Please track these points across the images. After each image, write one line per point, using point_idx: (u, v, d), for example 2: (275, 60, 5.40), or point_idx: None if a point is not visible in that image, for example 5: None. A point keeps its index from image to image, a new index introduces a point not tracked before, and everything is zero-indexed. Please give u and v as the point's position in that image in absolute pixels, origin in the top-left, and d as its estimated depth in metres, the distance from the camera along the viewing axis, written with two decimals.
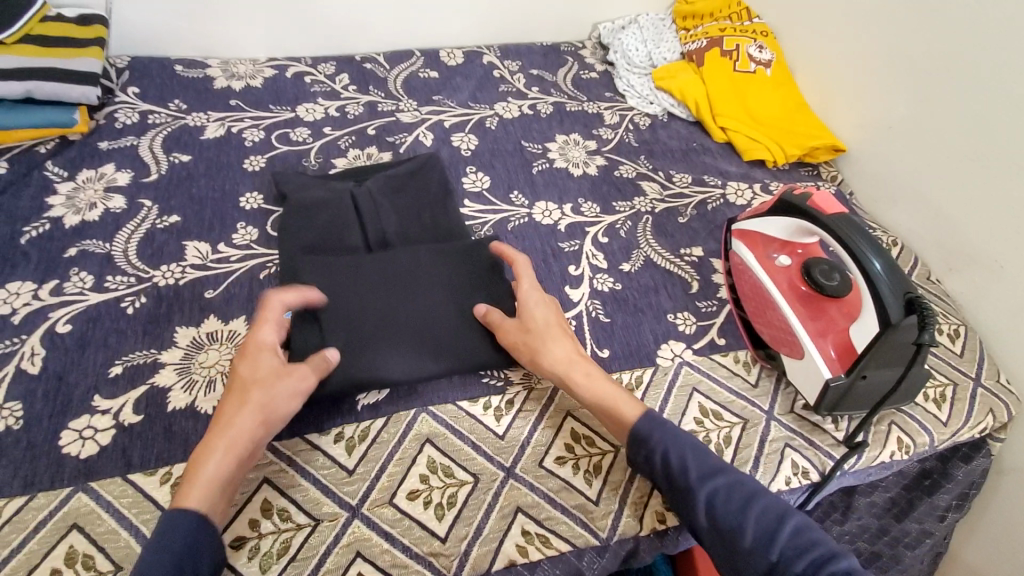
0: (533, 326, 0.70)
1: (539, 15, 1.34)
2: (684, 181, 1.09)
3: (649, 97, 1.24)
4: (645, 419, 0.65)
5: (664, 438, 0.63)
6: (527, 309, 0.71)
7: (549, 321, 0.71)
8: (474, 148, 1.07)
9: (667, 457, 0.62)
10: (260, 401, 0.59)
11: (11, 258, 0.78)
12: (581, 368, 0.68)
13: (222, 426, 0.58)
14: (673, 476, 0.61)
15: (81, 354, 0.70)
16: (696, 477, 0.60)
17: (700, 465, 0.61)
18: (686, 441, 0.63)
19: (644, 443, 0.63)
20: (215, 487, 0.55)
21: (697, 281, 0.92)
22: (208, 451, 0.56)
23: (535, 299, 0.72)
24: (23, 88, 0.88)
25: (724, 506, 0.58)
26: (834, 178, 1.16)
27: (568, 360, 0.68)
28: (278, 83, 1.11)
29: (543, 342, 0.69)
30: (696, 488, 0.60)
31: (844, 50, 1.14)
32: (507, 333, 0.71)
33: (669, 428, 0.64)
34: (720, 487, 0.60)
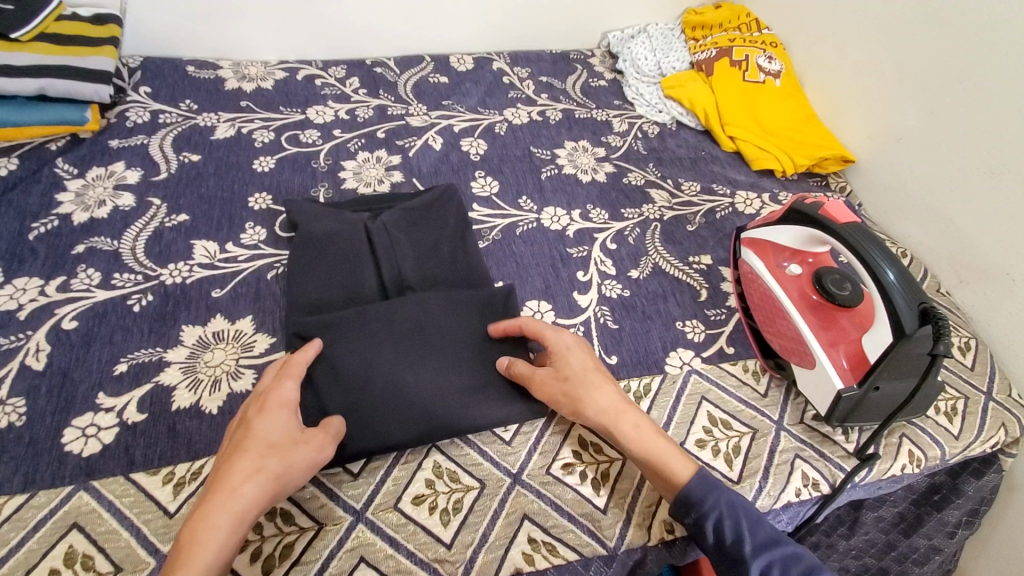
0: (570, 375, 0.66)
1: (549, 23, 1.35)
2: (693, 189, 1.09)
3: (658, 105, 1.24)
4: (698, 477, 0.62)
5: (717, 503, 0.61)
6: (562, 356, 0.68)
7: (585, 367, 0.67)
8: (483, 153, 1.07)
9: (722, 527, 0.60)
10: (274, 469, 0.54)
11: (18, 253, 0.78)
12: (627, 417, 0.65)
13: (226, 494, 0.52)
14: (726, 546, 0.60)
15: (86, 351, 0.70)
16: (752, 549, 0.59)
17: (756, 535, 0.60)
18: (739, 507, 0.61)
19: (698, 508, 0.61)
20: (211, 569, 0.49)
21: (706, 289, 0.92)
22: (210, 524, 0.51)
23: (572, 344, 0.69)
24: (36, 85, 0.88)
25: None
26: (843, 188, 1.16)
27: (613, 411, 0.65)
28: (289, 86, 1.12)
29: (585, 393, 0.65)
30: (751, 562, 0.59)
31: (855, 61, 1.14)
32: (543, 384, 0.67)
33: (724, 492, 0.62)
34: (776, 560, 0.59)
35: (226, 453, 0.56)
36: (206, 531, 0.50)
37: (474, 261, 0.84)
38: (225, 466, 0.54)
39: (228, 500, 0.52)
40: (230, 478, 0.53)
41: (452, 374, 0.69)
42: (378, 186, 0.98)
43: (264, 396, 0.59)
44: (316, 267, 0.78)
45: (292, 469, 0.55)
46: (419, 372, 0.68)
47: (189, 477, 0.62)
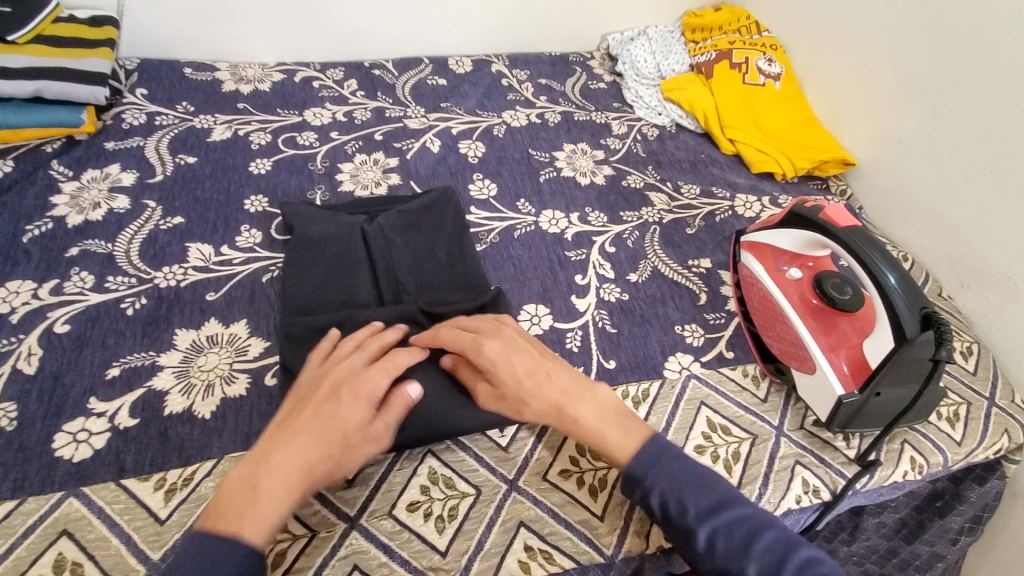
0: (504, 392, 0.62)
1: (548, 25, 1.35)
2: (692, 192, 1.08)
3: (658, 108, 1.24)
4: (641, 455, 0.59)
5: (658, 477, 0.58)
6: (493, 372, 0.62)
7: (517, 376, 0.62)
8: (481, 156, 1.07)
9: (665, 499, 0.57)
10: (347, 463, 0.55)
11: (11, 256, 0.78)
12: (568, 416, 0.61)
13: (303, 474, 0.52)
14: (671, 518, 0.56)
15: (79, 355, 0.69)
16: (696, 521, 0.55)
17: (699, 504, 0.56)
18: (684, 476, 0.57)
19: (640, 485, 0.58)
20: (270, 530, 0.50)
21: (706, 292, 0.91)
22: (285, 496, 0.51)
23: (500, 357, 0.62)
24: (32, 87, 0.88)
25: (726, 544, 0.54)
26: (844, 192, 1.15)
27: (557, 412, 0.61)
28: (286, 88, 1.11)
29: (524, 404, 0.61)
30: (697, 530, 0.55)
31: (856, 64, 1.14)
32: (483, 400, 0.64)
33: (666, 463, 0.58)
34: (720, 526, 0.55)
35: (310, 421, 0.54)
36: (276, 502, 0.50)
37: (472, 264, 0.83)
38: (309, 443, 0.53)
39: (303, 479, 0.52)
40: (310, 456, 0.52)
41: (449, 380, 0.68)
42: (375, 189, 0.97)
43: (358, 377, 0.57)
44: (312, 270, 0.78)
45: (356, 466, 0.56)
46: (415, 378, 0.67)
47: (181, 483, 0.61)
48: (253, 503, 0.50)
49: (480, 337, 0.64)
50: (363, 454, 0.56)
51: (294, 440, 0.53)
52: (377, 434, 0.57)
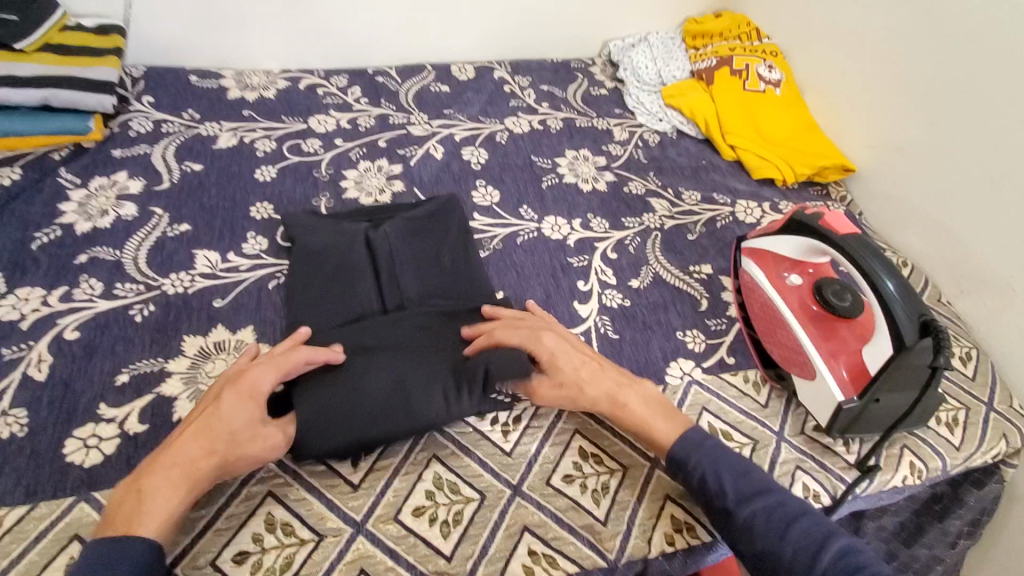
0: (565, 381, 0.69)
1: (550, 32, 1.36)
2: (694, 198, 1.09)
3: (659, 114, 1.25)
4: (683, 440, 0.65)
5: (700, 462, 0.64)
6: (553, 361, 0.69)
7: (576, 367, 0.69)
8: (484, 162, 1.08)
9: (706, 480, 0.62)
10: (232, 454, 0.59)
11: (21, 263, 0.79)
12: (620, 406, 0.68)
13: (191, 469, 0.57)
14: (711, 499, 0.62)
15: (88, 361, 0.70)
16: (736, 501, 0.61)
17: (739, 488, 0.62)
18: (724, 461, 0.64)
19: (684, 468, 0.64)
20: (166, 524, 0.54)
21: (707, 298, 0.92)
22: (171, 490, 0.56)
23: (558, 348, 0.70)
24: (39, 95, 0.89)
25: (765, 525, 0.59)
26: (844, 198, 1.16)
27: (611, 400, 0.68)
28: (291, 95, 1.12)
29: (579, 388, 0.68)
30: (737, 512, 0.60)
31: (858, 71, 1.14)
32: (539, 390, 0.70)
33: (708, 450, 0.64)
34: (760, 509, 0.60)
35: (195, 422, 0.59)
36: (164, 497, 0.55)
37: (476, 272, 0.84)
38: (191, 443, 0.58)
39: (189, 475, 0.57)
40: (192, 452, 0.57)
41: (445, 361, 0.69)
42: (379, 196, 0.98)
43: (242, 377, 0.62)
44: (314, 283, 0.78)
45: (248, 458, 0.59)
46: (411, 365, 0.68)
47: None
48: (141, 499, 0.55)
49: (535, 333, 0.71)
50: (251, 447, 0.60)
51: (177, 442, 0.58)
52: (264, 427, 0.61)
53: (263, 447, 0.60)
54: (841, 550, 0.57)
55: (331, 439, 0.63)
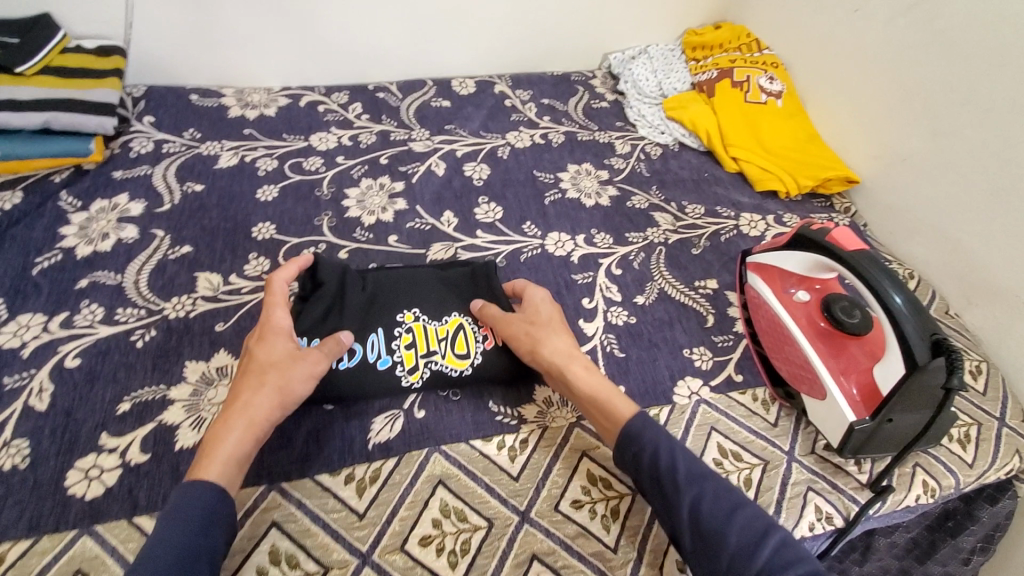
0: (538, 320, 0.73)
1: (551, 46, 1.36)
2: (697, 212, 1.08)
3: (660, 126, 1.24)
4: (638, 420, 0.64)
5: (653, 437, 0.62)
6: (534, 306, 0.75)
7: (552, 316, 0.74)
8: (486, 178, 1.07)
9: (657, 457, 0.61)
10: (278, 382, 0.62)
11: (22, 289, 0.78)
12: (580, 362, 0.70)
13: (240, 405, 0.60)
14: (661, 478, 0.60)
15: (90, 389, 0.69)
16: (684, 479, 0.59)
17: (690, 468, 0.60)
18: (677, 443, 0.62)
19: (636, 440, 0.63)
20: (232, 463, 0.57)
21: (713, 314, 0.91)
22: (226, 428, 0.58)
23: (543, 298, 0.76)
24: (41, 118, 0.88)
25: (711, 507, 0.57)
26: (848, 210, 1.15)
27: (568, 355, 0.70)
28: (291, 113, 1.12)
29: (547, 334, 0.71)
30: (683, 490, 0.58)
31: (860, 82, 1.14)
32: (510, 321, 0.73)
33: (661, 429, 0.64)
34: (707, 491, 0.58)
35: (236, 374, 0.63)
36: (224, 435, 0.58)
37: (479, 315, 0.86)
38: (236, 388, 0.62)
39: (239, 411, 0.59)
40: (244, 395, 0.60)
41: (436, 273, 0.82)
42: (382, 214, 0.97)
43: (263, 325, 0.66)
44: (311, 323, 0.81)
45: (293, 380, 0.62)
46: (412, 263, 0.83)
47: None
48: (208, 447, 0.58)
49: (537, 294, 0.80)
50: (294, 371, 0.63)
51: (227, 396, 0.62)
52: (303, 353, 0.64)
53: (308, 366, 0.64)
54: (782, 541, 0.55)
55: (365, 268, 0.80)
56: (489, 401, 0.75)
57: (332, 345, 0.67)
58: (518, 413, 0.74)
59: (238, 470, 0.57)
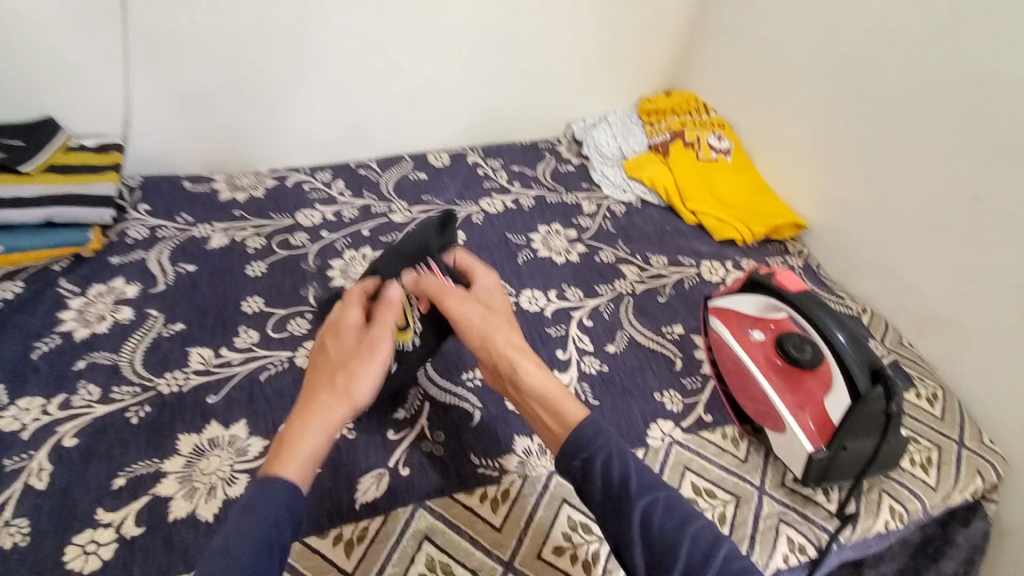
0: (495, 309, 0.74)
1: (518, 119, 1.48)
2: (661, 262, 1.16)
3: (623, 185, 1.34)
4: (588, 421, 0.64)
5: (605, 444, 0.62)
6: (489, 297, 0.76)
7: (505, 308, 0.75)
8: (462, 243, 1.15)
9: (608, 467, 0.60)
10: (347, 380, 0.62)
11: (22, 374, 0.82)
12: (531, 360, 0.69)
13: (315, 405, 0.61)
14: (612, 490, 0.59)
15: (86, 467, 0.72)
16: (636, 489, 0.59)
17: (642, 478, 0.60)
18: (629, 453, 0.62)
19: (589, 446, 0.62)
20: (306, 463, 0.59)
21: (680, 358, 0.96)
22: (304, 429, 0.60)
23: (494, 287, 0.77)
24: (44, 213, 0.95)
25: (661, 521, 0.57)
26: (801, 252, 1.23)
27: (521, 349, 0.70)
28: (279, 193, 1.20)
29: (500, 328, 0.71)
30: (635, 500, 0.58)
31: (799, 136, 1.25)
32: (464, 306, 0.72)
33: (612, 436, 0.63)
34: (659, 502, 0.59)
35: (319, 370, 0.65)
36: (304, 435, 0.60)
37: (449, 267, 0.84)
38: (312, 386, 0.63)
39: (319, 415, 0.61)
40: (321, 393, 0.62)
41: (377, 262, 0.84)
42: None
43: (336, 322, 0.69)
44: None
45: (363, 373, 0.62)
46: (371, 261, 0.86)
47: None
48: (286, 445, 0.60)
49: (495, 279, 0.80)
50: (362, 368, 0.63)
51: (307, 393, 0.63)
52: (369, 345, 0.64)
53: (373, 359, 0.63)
54: (727, 555, 0.57)
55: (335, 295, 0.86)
56: (471, 454, 0.78)
57: (386, 321, 0.67)
58: (499, 464, 0.78)
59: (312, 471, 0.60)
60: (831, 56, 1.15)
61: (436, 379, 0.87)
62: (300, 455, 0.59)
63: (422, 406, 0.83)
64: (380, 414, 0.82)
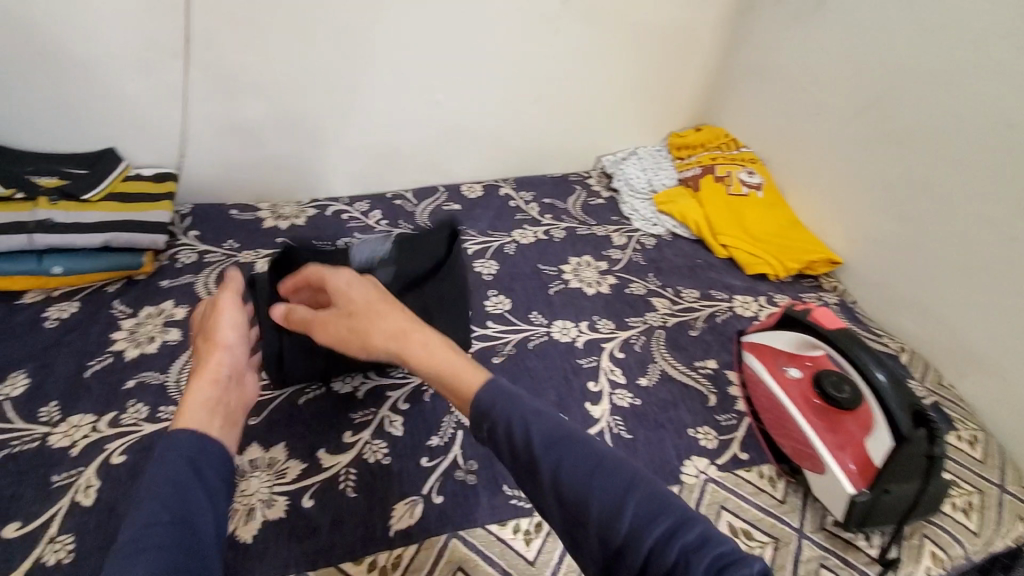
0: (355, 311, 0.65)
1: (549, 153, 1.51)
2: (692, 295, 1.16)
3: (653, 219, 1.36)
4: (490, 390, 0.57)
5: (506, 409, 0.55)
6: (341, 296, 0.67)
7: (367, 298, 0.65)
8: (496, 273, 1.17)
9: (512, 432, 0.54)
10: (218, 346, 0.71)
11: (75, 391, 0.85)
12: (410, 343, 0.62)
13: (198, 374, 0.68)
14: (521, 452, 0.53)
15: (133, 484, 0.74)
16: (541, 448, 0.53)
17: (546, 433, 0.54)
18: (529, 410, 0.55)
19: (486, 417, 0.55)
20: (204, 412, 0.65)
21: (715, 394, 0.96)
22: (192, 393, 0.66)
23: (344, 282, 0.67)
24: (102, 238, 0.98)
25: (571, 472, 0.51)
26: (835, 288, 1.22)
27: (398, 335, 0.62)
28: (320, 222, 1.25)
29: (365, 330, 0.63)
30: (538, 458, 0.52)
31: (830, 173, 1.25)
32: (331, 325, 0.66)
33: (514, 399, 0.56)
34: (568, 454, 0.52)
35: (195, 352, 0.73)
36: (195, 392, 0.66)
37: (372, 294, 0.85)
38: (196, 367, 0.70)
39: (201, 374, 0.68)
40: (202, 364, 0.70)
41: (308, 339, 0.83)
42: None
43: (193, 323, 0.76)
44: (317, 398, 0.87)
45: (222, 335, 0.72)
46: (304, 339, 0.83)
47: None
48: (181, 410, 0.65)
49: (347, 268, 0.70)
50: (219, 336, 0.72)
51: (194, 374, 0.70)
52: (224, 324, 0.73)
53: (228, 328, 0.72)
54: (643, 498, 0.50)
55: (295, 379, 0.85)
56: (504, 484, 0.79)
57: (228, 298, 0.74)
58: None
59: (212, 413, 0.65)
60: (861, 96, 1.17)
61: None
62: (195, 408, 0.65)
63: (454, 435, 0.85)
64: (414, 441, 0.83)
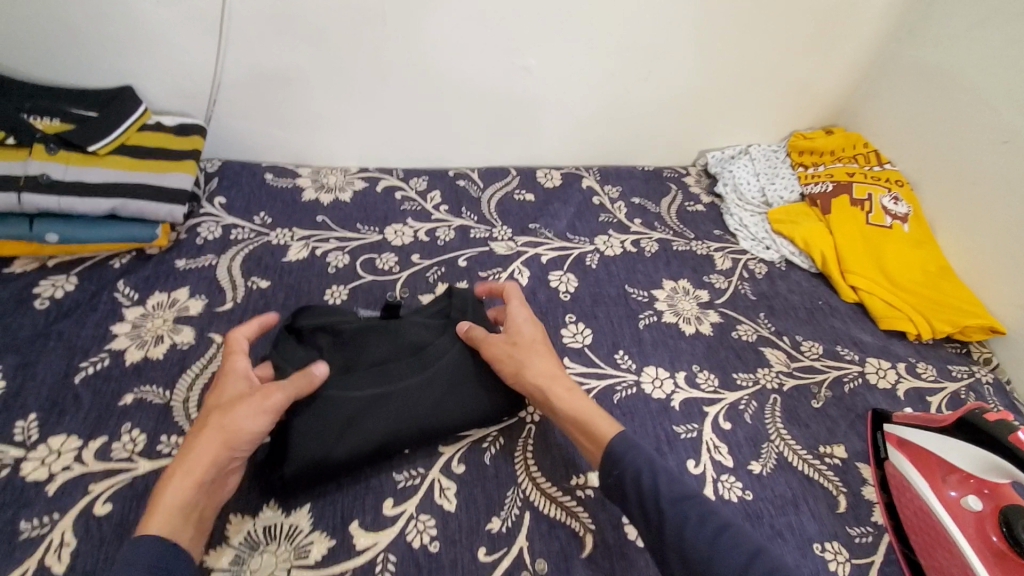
0: (519, 342, 0.71)
1: (644, 139, 1.26)
2: (814, 351, 0.94)
3: (765, 240, 1.12)
4: (639, 462, 0.58)
5: (635, 460, 0.59)
6: (513, 327, 0.73)
7: (534, 337, 0.72)
8: (574, 291, 0.96)
9: (639, 478, 0.58)
10: (224, 427, 0.58)
11: (60, 402, 0.69)
12: (560, 385, 0.68)
13: (184, 452, 0.57)
14: (645, 501, 0.56)
15: (117, 547, 0.58)
16: (666, 502, 0.55)
17: (671, 491, 0.57)
18: (657, 465, 0.59)
19: (617, 464, 0.60)
20: (174, 512, 0.54)
21: (845, 495, 0.76)
22: (168, 478, 0.56)
23: (522, 316, 0.74)
24: (108, 205, 0.80)
25: (695, 531, 0.53)
26: (988, 361, 0.98)
27: (549, 378, 0.68)
28: (368, 199, 1.04)
29: (523, 362, 0.70)
30: (666, 513, 0.55)
31: (1008, 218, 0.97)
32: (493, 345, 0.71)
33: (642, 451, 0.60)
34: (691, 514, 0.55)
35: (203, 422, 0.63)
36: (167, 482, 0.56)
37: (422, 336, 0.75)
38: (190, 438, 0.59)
39: (183, 459, 0.57)
40: (193, 443, 0.58)
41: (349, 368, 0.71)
42: None
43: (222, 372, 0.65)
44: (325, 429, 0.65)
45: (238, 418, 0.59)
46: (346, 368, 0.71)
47: None
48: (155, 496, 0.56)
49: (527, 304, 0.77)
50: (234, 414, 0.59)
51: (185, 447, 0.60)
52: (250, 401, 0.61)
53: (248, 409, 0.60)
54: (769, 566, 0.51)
55: (309, 417, 0.65)
56: None
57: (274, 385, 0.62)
58: None
59: (182, 520, 0.54)
60: None
61: (538, 480, 0.71)
62: (167, 503, 0.54)
63: (520, 518, 0.67)
64: (470, 521, 0.66)
